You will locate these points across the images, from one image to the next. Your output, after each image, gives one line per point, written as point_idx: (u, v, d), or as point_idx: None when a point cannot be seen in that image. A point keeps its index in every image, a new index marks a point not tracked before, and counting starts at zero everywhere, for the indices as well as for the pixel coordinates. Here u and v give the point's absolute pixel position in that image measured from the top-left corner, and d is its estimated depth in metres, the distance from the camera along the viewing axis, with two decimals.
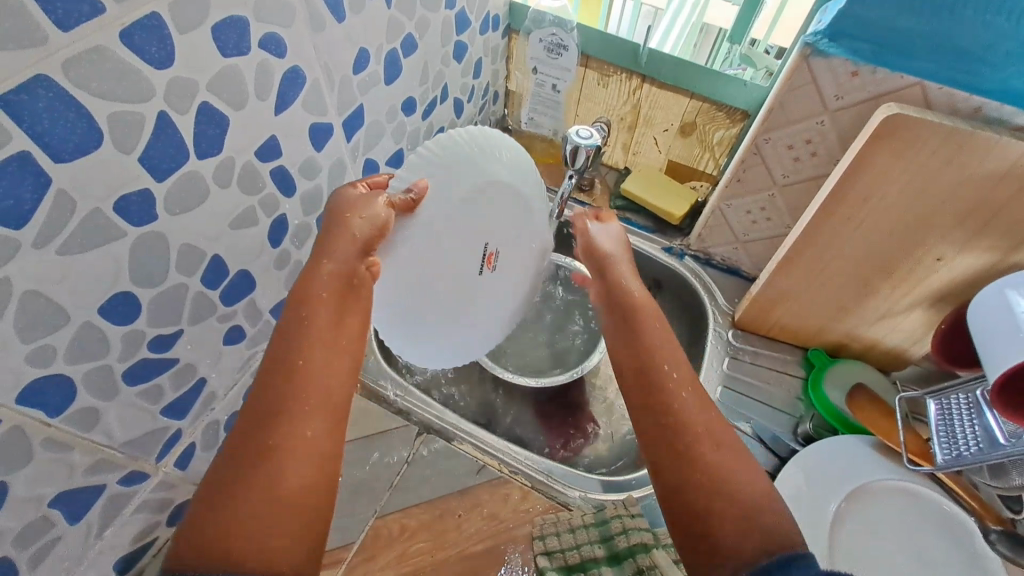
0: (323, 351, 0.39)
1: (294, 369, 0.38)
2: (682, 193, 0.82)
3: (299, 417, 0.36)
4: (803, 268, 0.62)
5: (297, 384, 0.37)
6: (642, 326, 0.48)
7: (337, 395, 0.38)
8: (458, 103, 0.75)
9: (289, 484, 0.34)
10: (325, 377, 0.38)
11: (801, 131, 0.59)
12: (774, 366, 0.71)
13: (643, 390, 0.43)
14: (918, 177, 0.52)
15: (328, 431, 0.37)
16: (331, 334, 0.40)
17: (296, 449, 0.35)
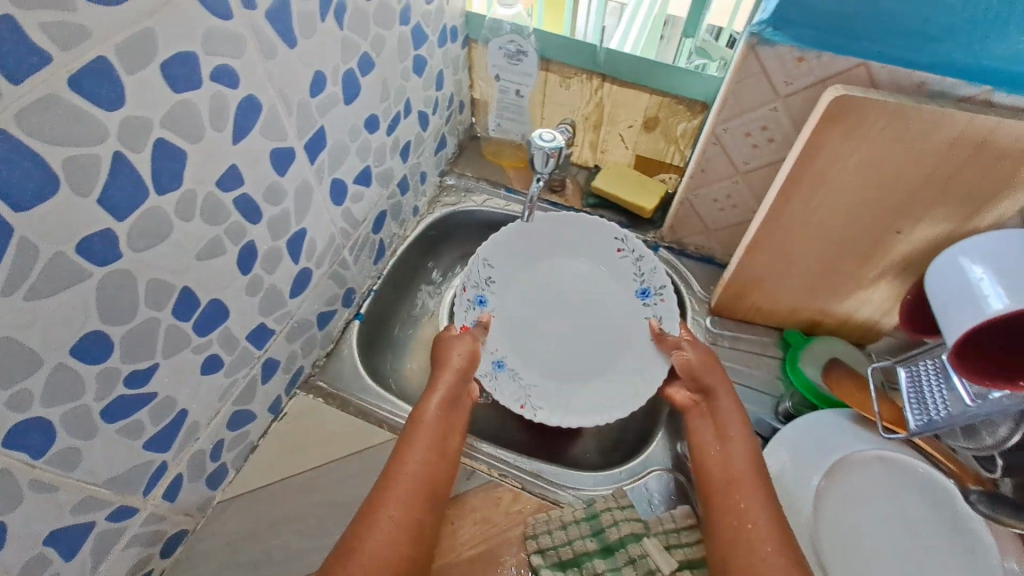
0: (426, 444, 0.53)
1: (405, 463, 0.51)
2: (651, 186, 0.83)
3: (408, 504, 0.49)
4: (770, 252, 0.64)
5: (403, 471, 0.50)
6: (730, 443, 0.55)
7: (430, 484, 0.51)
8: (423, 116, 0.75)
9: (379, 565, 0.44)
10: (423, 472, 0.51)
11: (756, 119, 0.60)
12: (752, 349, 0.72)
13: (726, 496, 0.52)
14: (870, 156, 0.53)
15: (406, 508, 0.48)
16: (438, 434, 0.54)
17: (392, 530, 0.47)
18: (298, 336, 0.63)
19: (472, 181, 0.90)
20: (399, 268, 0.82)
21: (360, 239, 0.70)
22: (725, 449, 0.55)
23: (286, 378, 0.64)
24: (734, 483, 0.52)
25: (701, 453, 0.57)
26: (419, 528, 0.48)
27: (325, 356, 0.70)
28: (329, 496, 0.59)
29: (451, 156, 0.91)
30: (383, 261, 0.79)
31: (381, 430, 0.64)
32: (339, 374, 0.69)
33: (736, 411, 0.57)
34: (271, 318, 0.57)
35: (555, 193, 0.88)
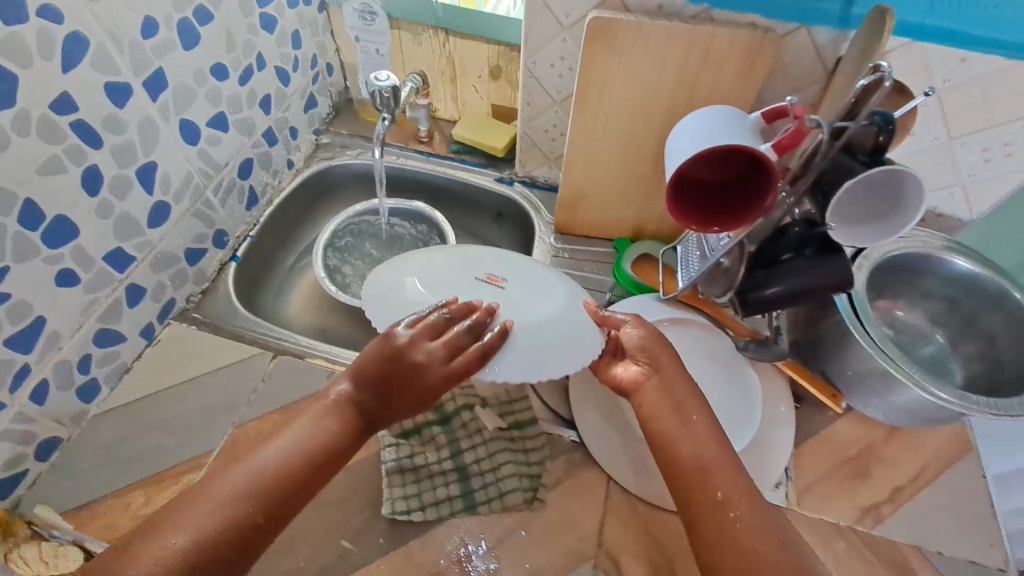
0: (287, 441, 0.49)
1: (258, 459, 0.48)
2: (504, 129, 0.94)
3: (236, 495, 0.46)
4: (584, 166, 0.76)
5: (250, 461, 0.48)
6: (693, 423, 0.52)
7: (278, 479, 0.47)
8: (281, 72, 0.83)
9: (192, 564, 0.43)
10: (273, 462, 0.48)
11: (554, 51, 0.71)
12: (589, 256, 0.84)
13: (697, 478, 0.48)
14: (633, 70, 0.64)
15: (235, 515, 0.45)
16: (292, 431, 0.50)
17: (213, 527, 0.44)
18: (165, 268, 0.70)
19: (346, 137, 0.97)
20: (277, 216, 0.88)
21: (224, 182, 0.76)
22: (698, 435, 0.51)
23: (157, 307, 0.70)
24: (706, 472, 0.48)
25: (660, 431, 0.52)
26: (239, 523, 0.45)
27: (201, 293, 0.76)
28: (199, 403, 0.66)
29: (326, 116, 0.99)
30: (258, 208, 0.85)
31: (250, 346, 0.71)
32: (215, 306, 0.76)
33: (690, 391, 0.54)
34: (129, 245, 0.63)
35: (423, 143, 0.97)
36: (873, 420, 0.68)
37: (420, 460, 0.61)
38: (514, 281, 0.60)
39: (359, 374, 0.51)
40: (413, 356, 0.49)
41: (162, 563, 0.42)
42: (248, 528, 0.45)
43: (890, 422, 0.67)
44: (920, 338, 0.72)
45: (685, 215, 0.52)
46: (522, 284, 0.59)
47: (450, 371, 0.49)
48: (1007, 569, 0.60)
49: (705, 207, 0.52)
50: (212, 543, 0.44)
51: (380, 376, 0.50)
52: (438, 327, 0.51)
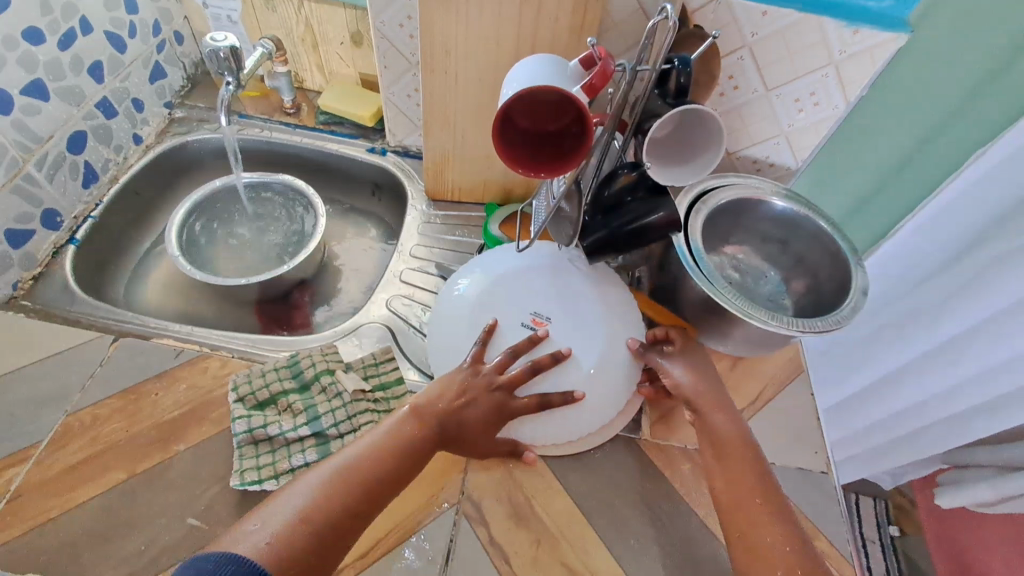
0: (394, 432, 0.55)
1: (372, 446, 0.53)
2: (373, 97, 0.92)
3: (350, 480, 0.50)
4: (443, 127, 0.76)
5: (378, 453, 0.53)
6: (736, 447, 0.58)
7: (393, 471, 0.53)
8: (115, 38, 0.77)
9: (291, 521, 0.47)
10: (378, 461, 0.53)
11: (401, 11, 0.71)
12: (461, 221, 0.85)
13: (732, 503, 0.55)
14: (472, 28, 0.65)
15: (348, 491, 0.50)
16: (396, 430, 0.55)
17: (306, 494, 0.49)
18: None
19: (205, 111, 0.92)
20: (126, 195, 0.82)
21: (49, 156, 0.70)
22: (736, 463, 0.57)
23: None
24: (737, 501, 0.55)
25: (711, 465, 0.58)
26: (355, 512, 0.49)
27: (31, 279, 0.70)
28: (21, 395, 0.60)
29: (182, 89, 0.93)
30: (99, 187, 0.79)
31: (88, 331, 0.66)
32: (46, 292, 0.69)
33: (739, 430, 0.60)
34: None
35: (290, 115, 0.94)
36: (720, 353, 0.74)
37: (273, 430, 0.58)
38: (562, 322, 0.64)
39: (455, 417, 0.58)
40: (483, 396, 0.59)
41: (287, 532, 0.46)
42: (353, 513, 0.49)
43: (733, 352, 0.72)
44: (760, 277, 0.79)
45: (520, 164, 0.53)
46: (572, 327, 0.63)
47: (511, 406, 0.60)
48: (829, 471, 0.66)
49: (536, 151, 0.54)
50: (332, 513, 0.48)
51: (448, 416, 0.58)
52: (505, 365, 0.61)
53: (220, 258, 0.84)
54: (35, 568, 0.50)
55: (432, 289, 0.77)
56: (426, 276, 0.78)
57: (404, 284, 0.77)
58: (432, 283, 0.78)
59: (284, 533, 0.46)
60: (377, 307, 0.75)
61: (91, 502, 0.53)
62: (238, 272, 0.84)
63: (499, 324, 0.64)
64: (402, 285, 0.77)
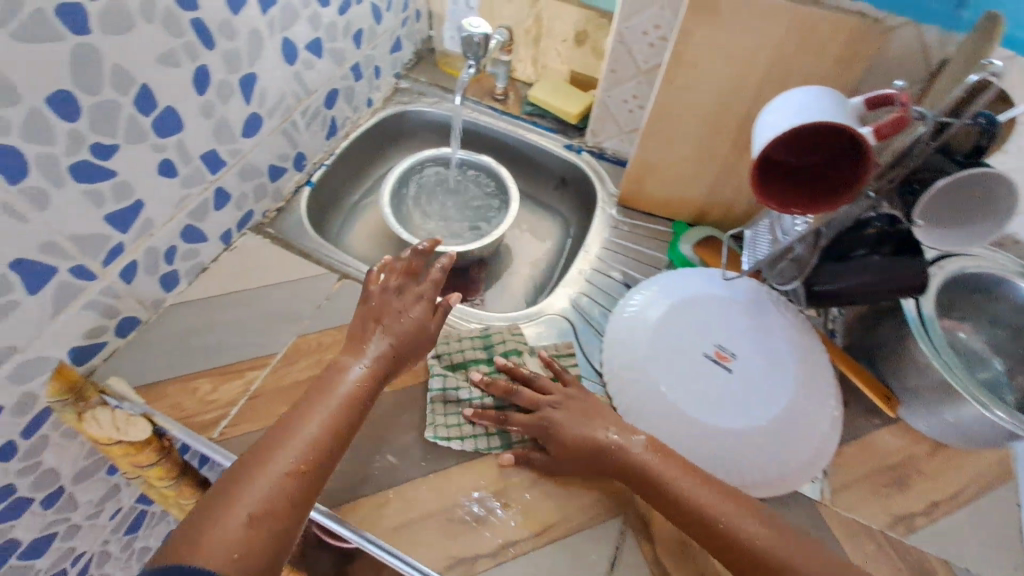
0: (325, 420, 0.49)
1: (308, 434, 0.48)
2: (580, 96, 0.94)
3: (272, 481, 0.45)
4: (661, 138, 0.75)
5: (298, 448, 0.47)
6: (706, 489, 0.54)
7: (323, 463, 0.48)
8: (376, 10, 0.84)
9: (247, 524, 0.43)
10: (315, 445, 0.48)
11: (650, 18, 0.71)
12: (649, 233, 0.84)
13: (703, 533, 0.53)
14: (730, 45, 0.64)
15: (288, 485, 0.45)
16: (326, 413, 0.50)
17: (266, 489, 0.45)
18: (249, 179, 0.73)
19: (424, 86, 1.00)
20: (350, 151, 0.91)
21: (310, 107, 0.79)
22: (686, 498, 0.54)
23: (237, 215, 0.73)
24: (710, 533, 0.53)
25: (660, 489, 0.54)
26: (297, 512, 0.45)
27: (276, 210, 0.80)
28: (265, 309, 0.69)
29: (408, 63, 1.01)
30: (335, 140, 0.88)
31: (317, 266, 0.74)
32: (287, 225, 0.79)
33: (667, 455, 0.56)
34: (224, 149, 0.66)
35: (498, 100, 0.98)
36: (918, 432, 0.67)
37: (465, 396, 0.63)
38: (747, 363, 0.64)
39: (347, 411, 0.51)
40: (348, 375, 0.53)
41: (239, 539, 0.42)
42: (298, 498, 0.45)
43: (935, 435, 0.66)
44: (979, 363, 0.70)
45: (773, 202, 0.52)
46: (754, 370, 0.64)
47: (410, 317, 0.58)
48: None
49: (796, 180, 0.53)
50: (277, 521, 0.44)
51: (349, 404, 0.51)
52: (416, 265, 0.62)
53: (418, 218, 0.91)
54: None
55: (613, 293, 0.77)
56: (610, 280, 0.79)
57: (588, 284, 0.78)
58: (615, 288, 0.78)
59: (233, 542, 0.42)
60: (560, 299, 0.77)
61: None
62: (429, 235, 0.90)
63: (687, 352, 0.65)
64: (587, 284, 0.78)
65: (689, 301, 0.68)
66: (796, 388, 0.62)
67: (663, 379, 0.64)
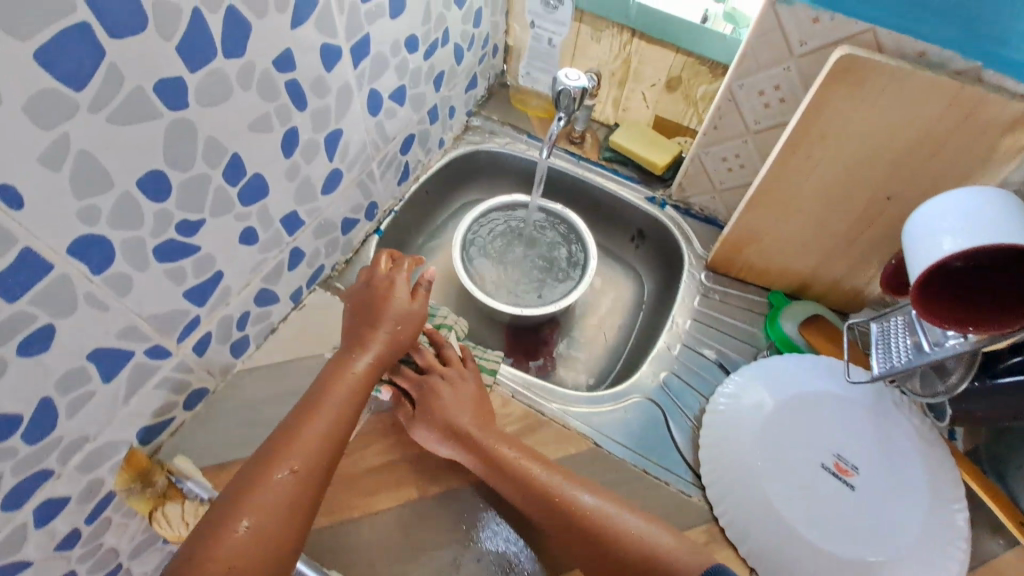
0: (330, 427, 0.50)
1: (286, 449, 0.48)
2: (666, 145, 0.87)
3: (268, 508, 0.45)
4: (769, 208, 0.68)
5: (296, 456, 0.48)
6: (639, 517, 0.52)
7: (324, 466, 0.49)
8: (459, 50, 0.79)
9: (247, 547, 0.44)
10: (305, 458, 0.48)
11: (769, 78, 0.64)
12: (742, 304, 0.77)
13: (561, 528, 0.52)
14: (868, 119, 0.57)
15: (268, 513, 0.45)
16: (330, 424, 0.50)
17: (265, 518, 0.45)
18: (323, 235, 0.68)
19: (497, 124, 0.94)
20: (419, 195, 0.86)
21: (387, 156, 0.74)
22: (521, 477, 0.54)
23: (309, 272, 0.69)
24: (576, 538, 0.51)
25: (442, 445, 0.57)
26: (301, 519, 0.47)
27: (345, 262, 0.75)
28: None
29: (481, 99, 0.95)
30: (406, 184, 0.83)
31: None
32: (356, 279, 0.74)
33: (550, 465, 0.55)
34: (303, 209, 0.62)
35: (574, 144, 0.92)
36: None
37: None
38: (870, 479, 0.59)
39: (346, 412, 0.52)
40: (348, 375, 0.53)
41: (249, 560, 0.43)
42: (300, 511, 0.47)
43: None
44: None
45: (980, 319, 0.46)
46: (879, 490, 0.58)
47: (399, 309, 0.57)
48: None
49: (960, 284, 0.48)
50: (281, 529, 0.45)
51: (351, 407, 0.52)
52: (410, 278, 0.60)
53: (491, 273, 0.86)
54: (337, 566, 0.54)
55: (707, 375, 0.70)
56: (703, 359, 0.71)
57: (678, 362, 0.71)
58: (708, 369, 0.71)
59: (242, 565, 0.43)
60: (648, 379, 0.70)
61: (389, 514, 0.57)
62: (503, 292, 0.85)
63: (802, 459, 0.60)
64: (676, 362, 0.71)
65: (801, 395, 0.63)
66: (925, 512, 0.56)
67: (777, 492, 0.58)
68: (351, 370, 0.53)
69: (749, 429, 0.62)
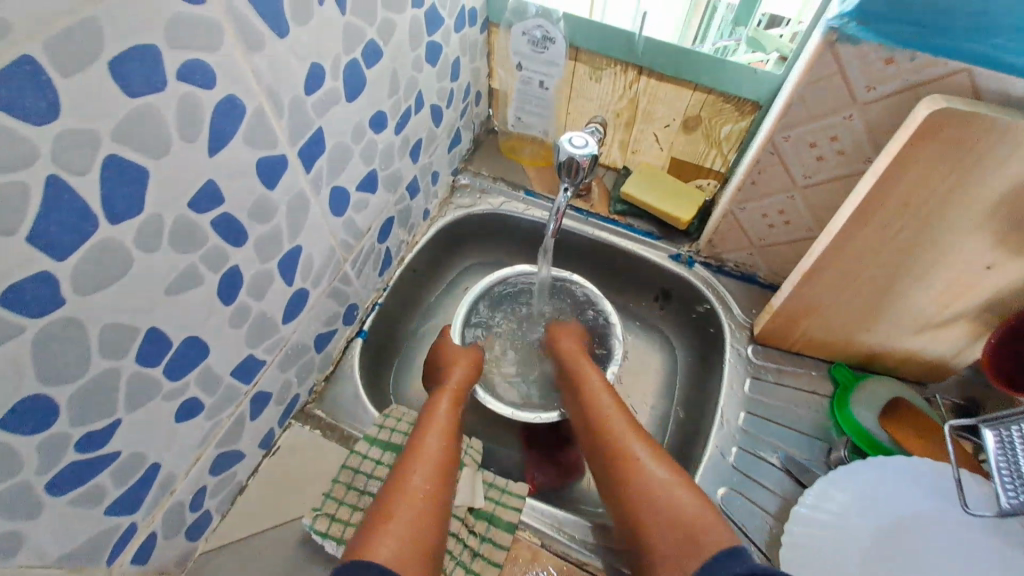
0: (443, 442, 0.53)
1: (411, 459, 0.51)
2: (689, 193, 0.74)
3: (413, 503, 0.46)
4: (832, 281, 0.56)
5: (427, 462, 0.51)
6: (660, 469, 0.48)
7: (450, 477, 0.51)
8: (436, 110, 0.66)
9: (407, 533, 0.44)
10: (431, 465, 0.51)
11: (824, 128, 0.51)
12: (799, 385, 0.65)
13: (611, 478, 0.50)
14: (965, 180, 0.45)
15: (418, 506, 0.46)
16: (443, 438, 0.54)
17: (413, 512, 0.46)
18: (293, 364, 0.56)
19: (488, 180, 0.81)
20: (406, 279, 0.73)
21: (363, 251, 0.61)
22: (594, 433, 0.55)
23: (280, 409, 0.57)
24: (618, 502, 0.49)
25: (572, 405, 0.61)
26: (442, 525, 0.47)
27: (325, 381, 0.63)
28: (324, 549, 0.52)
29: (467, 153, 0.83)
30: (390, 271, 0.71)
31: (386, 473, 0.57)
32: (339, 401, 0.62)
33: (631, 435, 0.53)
34: (261, 350, 0.49)
35: (581, 198, 0.79)
36: None
37: None
38: None
39: (454, 434, 0.56)
40: (441, 406, 0.58)
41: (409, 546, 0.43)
42: (439, 514, 0.47)
43: None
44: None
45: None
46: None
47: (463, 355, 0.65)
48: None
49: None
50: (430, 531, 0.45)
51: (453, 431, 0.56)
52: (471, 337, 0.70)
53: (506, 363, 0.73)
54: None
55: (771, 487, 0.59)
56: (764, 464, 0.60)
57: (736, 472, 0.60)
58: (771, 477, 0.59)
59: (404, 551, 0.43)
60: None
61: None
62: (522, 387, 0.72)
63: None
64: (733, 473, 0.59)
65: (897, 515, 0.52)
66: None
67: None
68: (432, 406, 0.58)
69: (841, 566, 0.50)
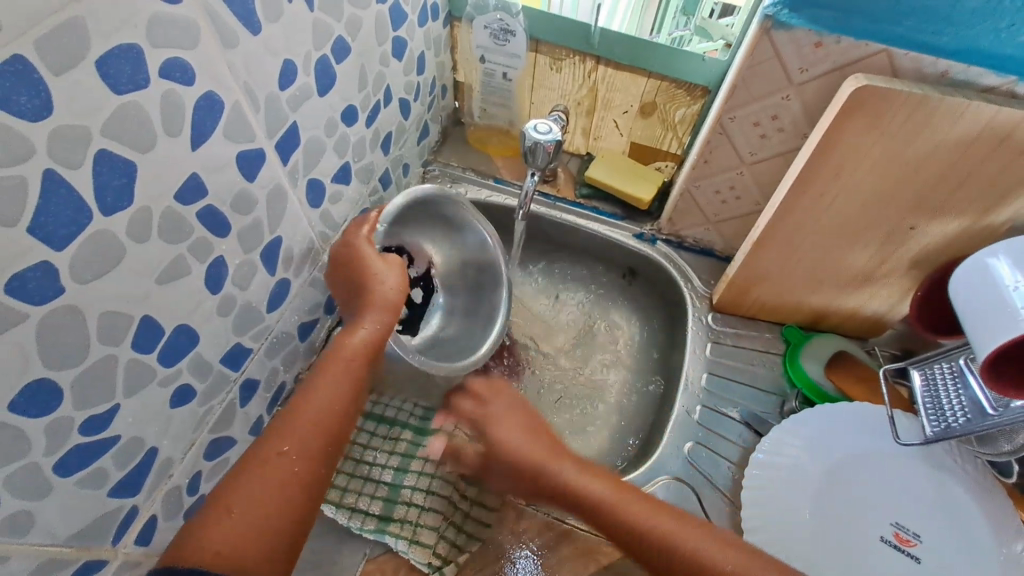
0: (331, 398, 0.47)
1: (292, 421, 0.45)
2: (648, 175, 0.79)
3: (273, 484, 0.42)
4: (777, 248, 0.61)
5: (297, 439, 0.44)
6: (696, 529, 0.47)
7: (324, 452, 0.45)
8: (404, 104, 0.69)
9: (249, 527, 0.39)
10: (309, 432, 0.45)
11: (765, 108, 0.56)
12: (754, 346, 0.70)
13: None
14: (888, 149, 0.50)
15: (276, 488, 0.42)
16: (336, 394, 0.47)
17: (270, 490, 0.41)
18: (278, 352, 0.58)
19: (458, 170, 0.84)
20: None
21: None
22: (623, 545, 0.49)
23: (267, 397, 0.58)
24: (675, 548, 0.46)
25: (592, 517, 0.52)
26: (307, 510, 0.43)
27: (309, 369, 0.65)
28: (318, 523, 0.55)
29: (435, 144, 0.85)
30: None
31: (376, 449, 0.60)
32: None
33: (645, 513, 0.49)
34: (247, 338, 0.51)
35: (547, 184, 0.82)
36: None
37: None
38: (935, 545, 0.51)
39: (354, 392, 0.49)
40: (350, 345, 0.50)
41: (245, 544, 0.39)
42: (300, 504, 0.42)
43: None
44: None
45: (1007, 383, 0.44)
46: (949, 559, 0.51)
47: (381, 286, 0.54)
48: None
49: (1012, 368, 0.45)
50: (281, 519, 0.41)
51: (352, 381, 0.49)
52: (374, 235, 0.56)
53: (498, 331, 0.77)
54: None
55: (734, 440, 0.63)
56: (728, 420, 0.64)
57: (701, 428, 0.64)
58: (734, 431, 0.63)
59: (244, 543, 0.39)
60: (670, 453, 0.63)
61: None
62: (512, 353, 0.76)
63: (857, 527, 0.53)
64: (699, 429, 0.64)
65: (846, 454, 0.56)
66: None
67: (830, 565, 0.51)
68: (356, 339, 0.51)
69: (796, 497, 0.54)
